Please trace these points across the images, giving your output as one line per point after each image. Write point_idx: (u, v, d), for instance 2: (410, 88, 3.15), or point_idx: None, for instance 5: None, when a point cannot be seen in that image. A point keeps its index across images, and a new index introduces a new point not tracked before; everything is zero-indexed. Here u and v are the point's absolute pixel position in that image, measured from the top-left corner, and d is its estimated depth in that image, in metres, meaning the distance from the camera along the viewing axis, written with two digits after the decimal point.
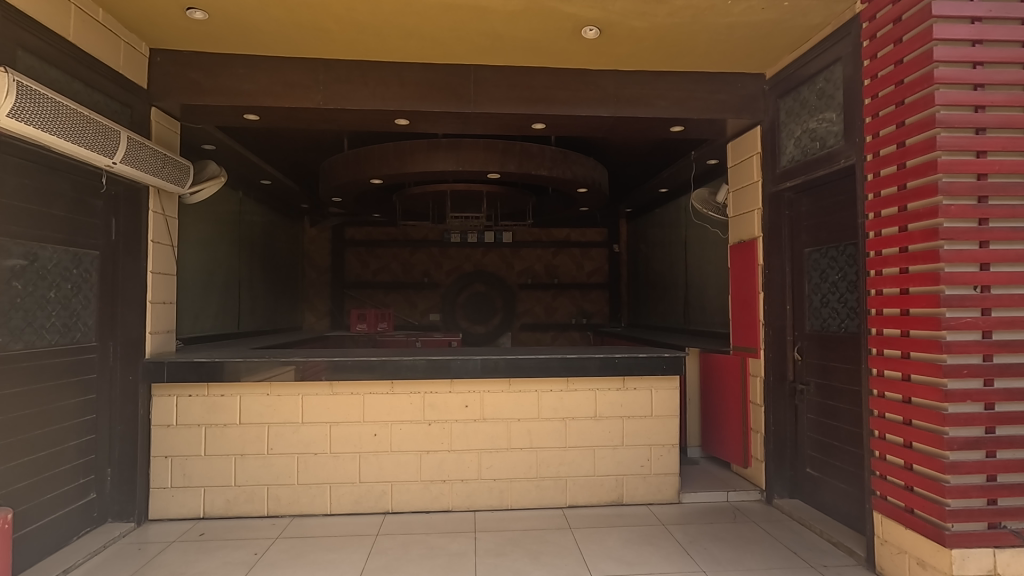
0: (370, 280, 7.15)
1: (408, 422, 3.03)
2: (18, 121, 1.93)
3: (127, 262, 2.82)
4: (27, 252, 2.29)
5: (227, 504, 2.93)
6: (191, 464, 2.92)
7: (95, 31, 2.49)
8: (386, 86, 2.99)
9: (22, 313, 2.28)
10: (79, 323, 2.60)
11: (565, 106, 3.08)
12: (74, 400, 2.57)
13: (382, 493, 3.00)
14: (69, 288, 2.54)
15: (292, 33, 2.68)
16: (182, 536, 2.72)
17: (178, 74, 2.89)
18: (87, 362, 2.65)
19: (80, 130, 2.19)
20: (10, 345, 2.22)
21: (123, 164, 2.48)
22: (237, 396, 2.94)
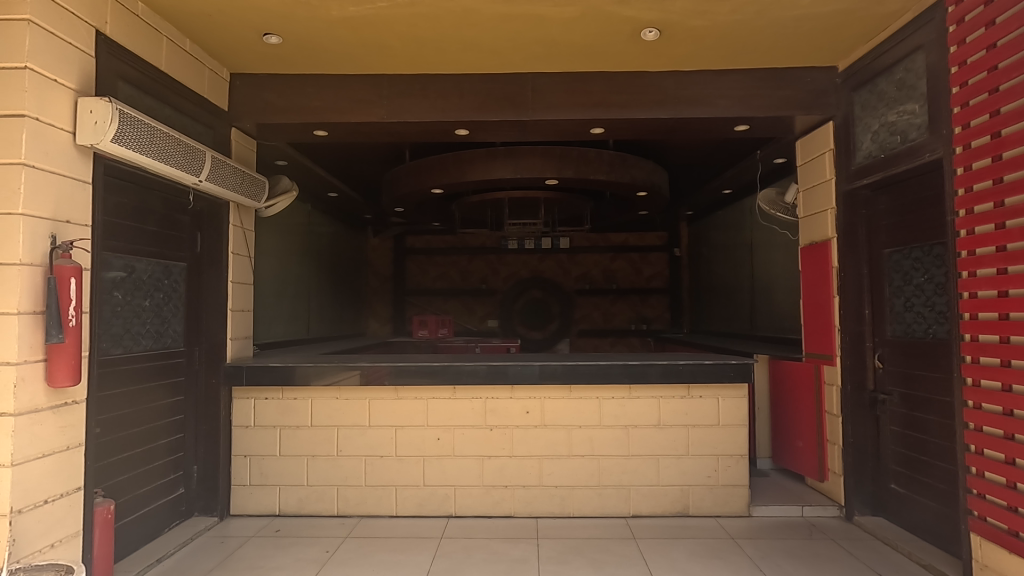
0: (430, 286, 7.32)
1: (470, 426, 3.06)
2: (119, 145, 2.11)
3: (212, 273, 3.03)
4: (125, 265, 2.49)
5: (299, 502, 3.07)
6: (267, 463, 3.08)
7: (183, 60, 2.69)
8: (445, 97, 3.07)
9: (122, 321, 2.48)
10: (169, 330, 2.81)
11: (623, 109, 3.05)
12: (164, 401, 2.77)
13: (444, 497, 3.06)
14: (161, 297, 2.75)
15: (356, 51, 2.80)
16: (259, 531, 2.87)
17: (254, 96, 3.08)
18: (175, 366, 2.85)
19: (171, 151, 2.37)
20: (111, 350, 2.41)
21: (207, 182, 2.67)
22: (308, 399, 3.07)
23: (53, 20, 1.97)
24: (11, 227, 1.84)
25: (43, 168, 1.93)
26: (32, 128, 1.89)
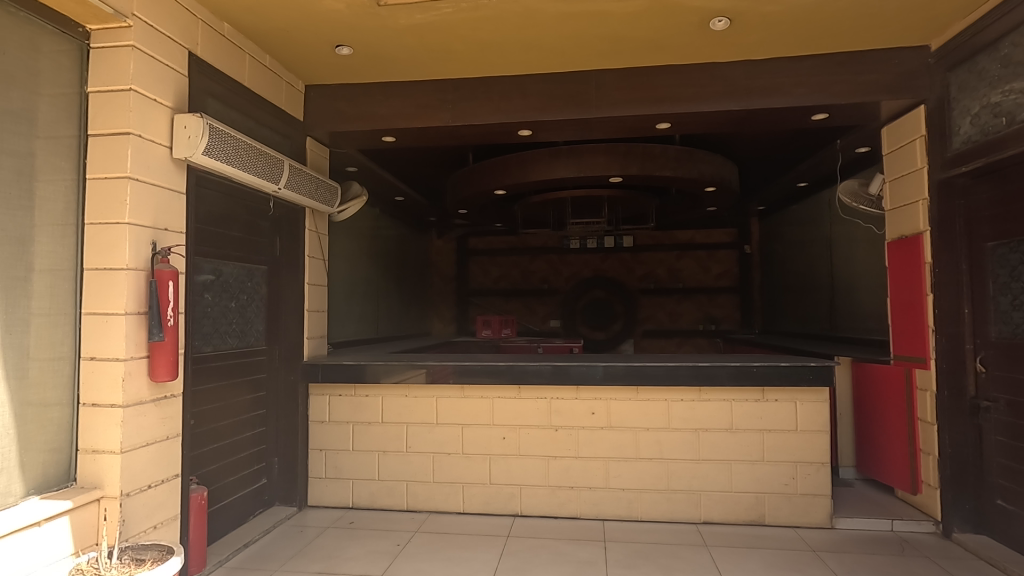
0: (492, 287, 7.40)
1: (535, 426, 3.07)
2: (210, 157, 2.26)
3: (290, 275, 3.19)
4: (214, 269, 2.67)
5: (371, 496, 3.18)
6: (342, 457, 3.21)
7: (264, 75, 2.85)
8: (508, 99, 3.09)
9: (211, 321, 2.66)
10: (253, 329, 2.99)
11: (691, 103, 2.96)
12: (248, 396, 2.95)
13: (510, 496, 3.08)
14: (245, 298, 2.93)
15: (423, 58, 2.87)
16: (335, 522, 3.00)
17: (327, 105, 3.22)
18: (257, 363, 3.03)
19: (254, 161, 2.52)
20: (203, 348, 2.60)
21: (286, 189, 2.81)
22: (379, 396, 3.18)
23: (152, 45, 2.15)
24: (119, 235, 2.02)
25: (145, 180, 2.10)
26: (136, 144, 2.06)
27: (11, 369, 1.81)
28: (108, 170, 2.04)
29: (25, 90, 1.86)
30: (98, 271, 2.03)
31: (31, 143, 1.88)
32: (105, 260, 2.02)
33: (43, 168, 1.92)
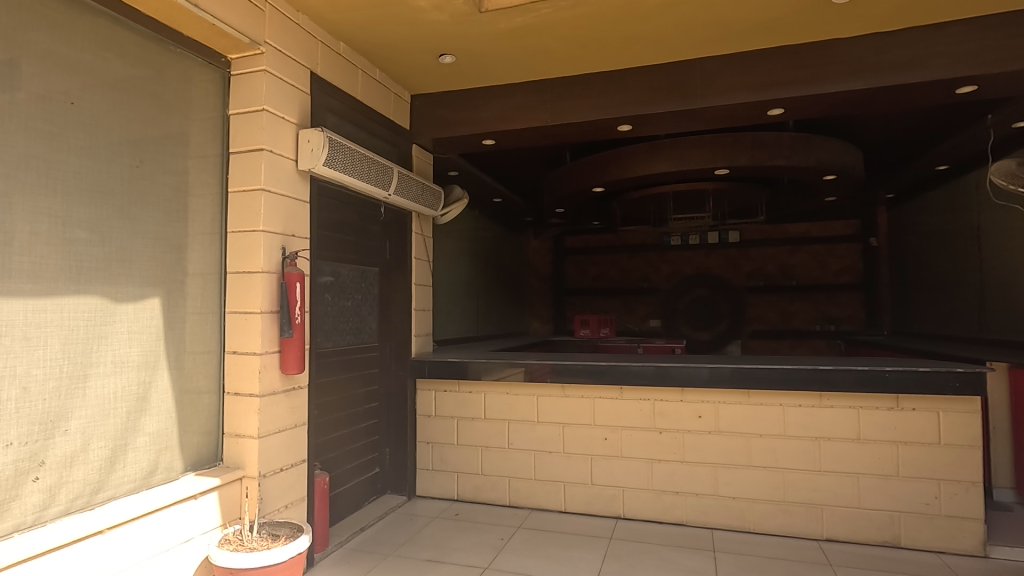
0: (589, 286, 7.34)
1: (638, 428, 3.00)
2: (330, 168, 2.45)
3: (398, 276, 3.37)
4: (332, 271, 2.89)
5: (475, 489, 3.28)
6: (447, 451, 3.34)
7: (374, 89, 3.03)
8: (607, 94, 3.04)
9: (330, 319, 2.87)
10: (366, 327, 3.19)
11: (808, 85, 2.74)
12: (363, 389, 3.16)
13: (612, 497, 3.03)
14: (360, 298, 3.13)
15: (522, 60, 2.91)
16: (441, 513, 3.13)
17: (431, 113, 3.37)
18: (371, 359, 3.23)
19: (367, 170, 2.70)
20: (324, 344, 2.82)
21: (395, 195, 2.98)
22: (481, 393, 3.27)
23: (281, 68, 2.36)
24: (255, 242, 2.24)
25: (275, 192, 2.32)
26: (268, 159, 2.28)
27: (171, 361, 2.08)
28: (245, 184, 2.27)
29: (180, 117, 2.12)
30: (238, 274, 2.27)
31: (184, 163, 2.14)
32: (244, 265, 2.26)
33: (194, 185, 2.18)
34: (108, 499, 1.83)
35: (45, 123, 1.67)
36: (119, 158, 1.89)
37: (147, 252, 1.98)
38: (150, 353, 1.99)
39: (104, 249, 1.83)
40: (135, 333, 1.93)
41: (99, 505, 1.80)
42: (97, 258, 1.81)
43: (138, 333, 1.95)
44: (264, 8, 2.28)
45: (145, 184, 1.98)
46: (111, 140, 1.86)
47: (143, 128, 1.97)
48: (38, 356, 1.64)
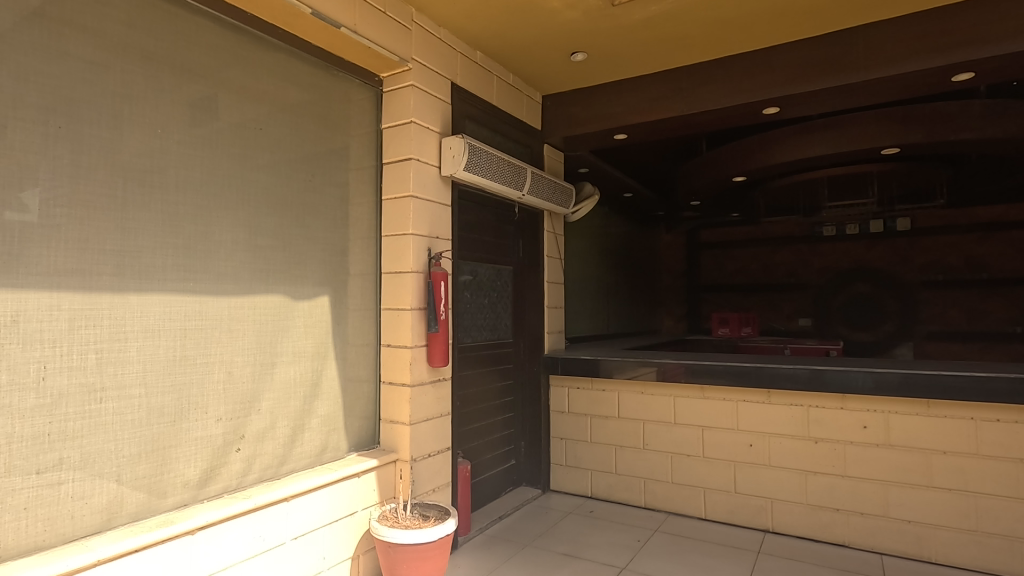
0: (728, 282, 6.90)
1: (788, 435, 2.76)
2: (470, 172, 2.58)
3: (531, 274, 3.44)
4: (471, 270, 3.04)
5: (609, 488, 3.25)
6: (581, 448, 3.35)
7: (508, 93, 3.13)
8: (750, 76, 2.83)
9: (470, 315, 3.03)
10: (502, 324, 3.31)
11: (1006, 42, 2.31)
12: (499, 383, 3.28)
13: (760, 509, 2.82)
14: (496, 296, 3.26)
15: (655, 49, 2.82)
16: (576, 509, 3.15)
17: (562, 112, 3.40)
18: (506, 355, 3.35)
19: (504, 172, 2.80)
20: (464, 339, 2.98)
21: (529, 195, 3.05)
22: (615, 391, 3.24)
23: (426, 82, 2.54)
24: (405, 244, 2.43)
25: (422, 198, 2.50)
26: (416, 167, 2.46)
27: (338, 352, 2.33)
28: (397, 192, 2.48)
29: (342, 134, 2.38)
30: (391, 275, 2.48)
31: (346, 175, 2.39)
32: (396, 265, 2.46)
33: (354, 194, 2.43)
34: (291, 470, 2.11)
35: (242, 147, 1.97)
36: (296, 174, 2.16)
37: (319, 255, 2.25)
38: (321, 345, 2.26)
39: (285, 254, 2.12)
40: (310, 326, 2.21)
41: (284, 475, 2.09)
42: (281, 262, 2.10)
43: (312, 326, 2.22)
44: (411, 27, 2.47)
45: (316, 196, 2.24)
46: (290, 159, 2.14)
47: (314, 146, 2.24)
48: (238, 344, 1.94)
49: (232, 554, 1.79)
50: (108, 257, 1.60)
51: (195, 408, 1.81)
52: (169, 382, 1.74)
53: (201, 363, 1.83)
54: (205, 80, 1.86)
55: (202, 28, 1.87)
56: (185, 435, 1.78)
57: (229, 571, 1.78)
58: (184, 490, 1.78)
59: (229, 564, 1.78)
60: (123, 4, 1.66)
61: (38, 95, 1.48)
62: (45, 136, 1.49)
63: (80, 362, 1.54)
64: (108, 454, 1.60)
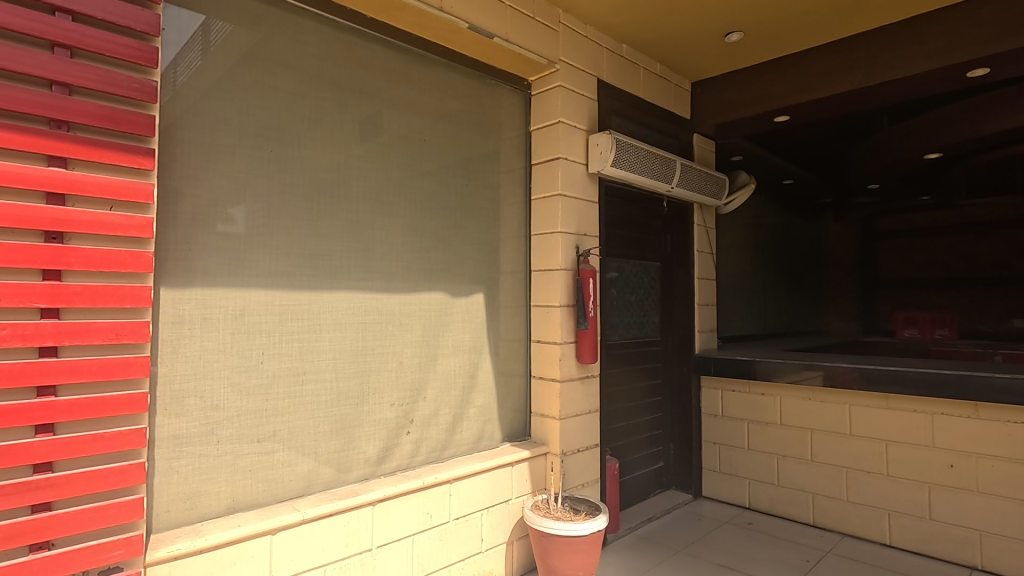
0: (915, 276, 5.89)
1: (1004, 458, 2.32)
2: (617, 168, 2.56)
3: (680, 270, 3.30)
4: (618, 266, 3.01)
5: (770, 500, 3.02)
6: (737, 455, 3.15)
7: (656, 83, 3.04)
8: (949, 35, 2.42)
9: (617, 313, 3.01)
10: (649, 322, 3.23)
11: None
12: (647, 383, 3.20)
13: (963, 541, 2.41)
14: (643, 293, 3.19)
15: (825, 18, 2.54)
16: (733, 519, 2.96)
17: (714, 98, 3.21)
18: (654, 354, 3.26)
19: (652, 166, 2.72)
20: (611, 336, 2.96)
21: (679, 188, 2.93)
22: (777, 396, 2.99)
23: (573, 81, 2.57)
24: (554, 243, 2.48)
25: (570, 196, 2.53)
26: (563, 166, 2.50)
27: (492, 346, 2.46)
28: (546, 191, 2.54)
29: (494, 139, 2.49)
30: (540, 272, 2.55)
31: (498, 178, 2.50)
32: (545, 263, 2.53)
33: (505, 195, 2.54)
34: (452, 455, 2.28)
35: (409, 157, 2.16)
36: (454, 179, 2.32)
37: (474, 255, 2.39)
38: (477, 340, 2.40)
39: (446, 254, 2.28)
40: (467, 322, 2.35)
41: (447, 459, 2.25)
42: (442, 261, 2.27)
43: (469, 321, 2.36)
44: (558, 28, 2.51)
45: (471, 198, 2.38)
46: (449, 166, 2.30)
47: (469, 152, 2.38)
48: (407, 337, 2.14)
49: (405, 526, 1.98)
50: (307, 260, 1.86)
51: (373, 393, 2.03)
52: (353, 369, 1.98)
53: (377, 353, 2.05)
54: (378, 99, 2.08)
55: (376, 53, 2.08)
56: (366, 417, 2.01)
57: (403, 542, 1.97)
58: (365, 465, 2.00)
59: (403, 535, 1.97)
60: (317, 40, 1.92)
61: (256, 125, 1.76)
62: (261, 159, 1.77)
63: (287, 349, 1.81)
64: (308, 430, 1.86)
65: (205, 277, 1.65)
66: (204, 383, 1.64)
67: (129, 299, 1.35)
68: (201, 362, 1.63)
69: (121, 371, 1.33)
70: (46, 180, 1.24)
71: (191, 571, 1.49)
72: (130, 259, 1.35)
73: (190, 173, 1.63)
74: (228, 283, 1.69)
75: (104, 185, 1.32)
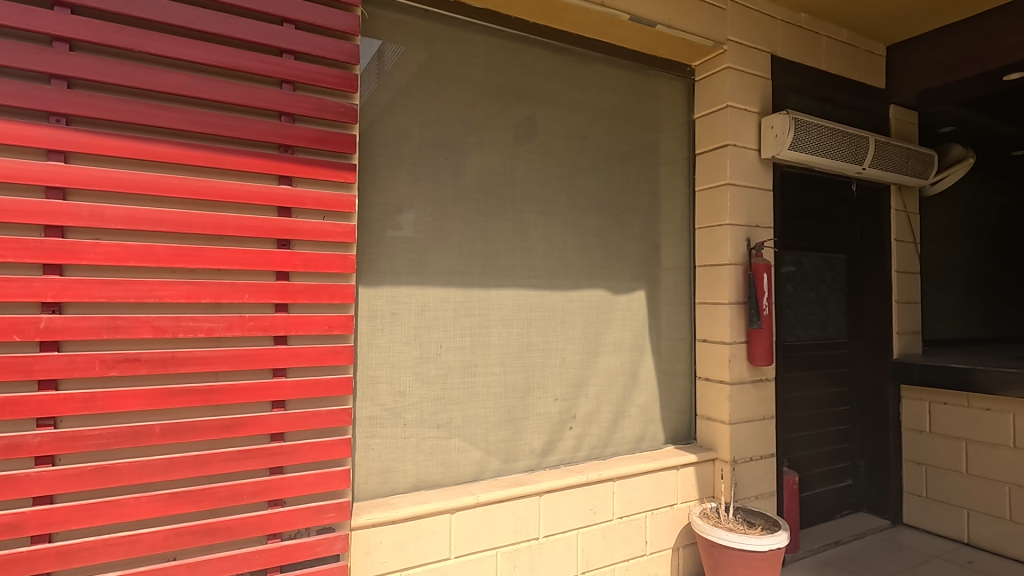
0: None
1: None
2: (795, 151, 2.32)
3: (873, 263, 2.89)
4: (794, 260, 2.78)
5: (999, 538, 2.53)
6: (951, 479, 2.68)
7: (841, 52, 2.70)
8: None
9: (794, 311, 2.77)
10: (833, 321, 2.90)
11: None
12: (831, 389, 2.88)
13: None
14: (825, 289, 2.88)
15: None
16: (945, 555, 2.53)
17: (918, 61, 2.75)
18: (839, 357, 2.92)
19: (838, 146, 2.42)
20: (787, 337, 2.74)
21: (872, 168, 2.56)
22: (1007, 412, 2.50)
23: (742, 61, 2.39)
24: (722, 236, 2.33)
25: (740, 185, 2.36)
26: (733, 153, 2.34)
27: (654, 345, 2.38)
28: (713, 181, 2.39)
29: (655, 131, 2.41)
30: (706, 268, 2.41)
31: (660, 170, 2.42)
32: (712, 258, 2.39)
33: (668, 188, 2.44)
34: (614, 453, 2.26)
35: (570, 156, 2.19)
36: (614, 175, 2.29)
37: (635, 251, 2.34)
38: (639, 338, 2.34)
39: (606, 251, 2.27)
40: (628, 319, 2.31)
41: (609, 457, 2.24)
42: (603, 258, 2.25)
43: (630, 319, 2.32)
44: (725, 6, 2.35)
45: (632, 193, 2.34)
46: (608, 162, 2.28)
47: (629, 145, 2.34)
48: (569, 334, 2.17)
49: (570, 520, 2.01)
50: (477, 259, 1.98)
51: (538, 387, 2.09)
52: (519, 363, 2.06)
53: (541, 348, 2.11)
54: (540, 102, 2.13)
55: (538, 57, 2.14)
56: (531, 410, 2.08)
57: (568, 535, 2.00)
58: (531, 456, 2.07)
59: (568, 528, 2.00)
60: (485, 51, 2.02)
61: (433, 136, 1.92)
62: (438, 167, 1.92)
63: (461, 343, 1.95)
64: (480, 419, 1.97)
65: (393, 277, 1.83)
66: (393, 371, 1.82)
67: (339, 295, 1.55)
68: (391, 353, 1.82)
69: (333, 358, 1.54)
70: (277, 196, 1.48)
71: (386, 539, 1.68)
72: (338, 261, 1.55)
73: (381, 184, 1.82)
74: (412, 281, 1.87)
75: (320, 199, 1.53)
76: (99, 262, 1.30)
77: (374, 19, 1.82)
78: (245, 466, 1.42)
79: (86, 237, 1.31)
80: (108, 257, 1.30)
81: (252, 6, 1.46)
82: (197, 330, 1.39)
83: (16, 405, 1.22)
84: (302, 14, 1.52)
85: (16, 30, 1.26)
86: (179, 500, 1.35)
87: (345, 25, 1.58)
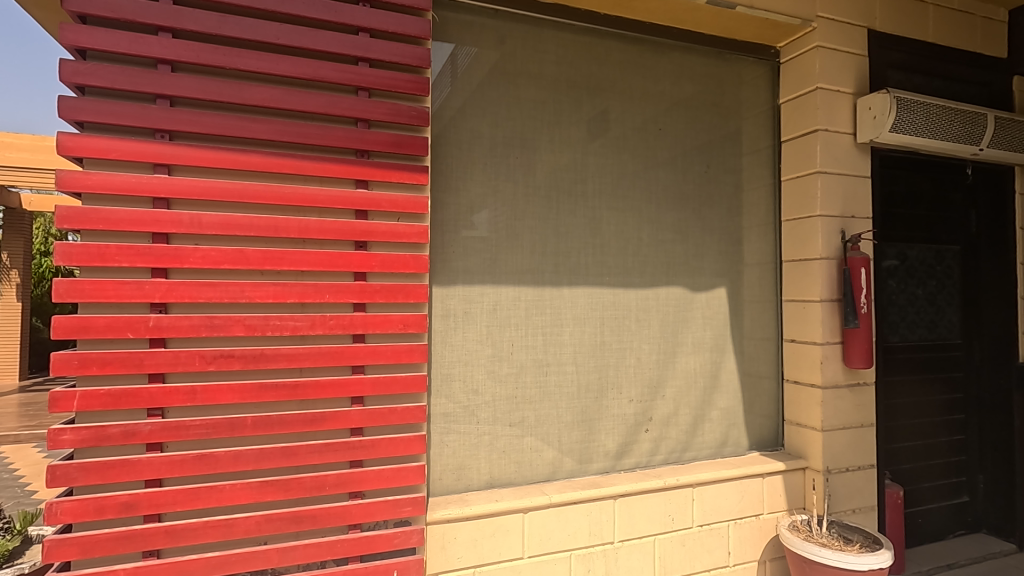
0: None
1: None
2: (897, 133, 2.11)
3: (993, 255, 2.57)
4: (898, 253, 2.56)
5: None
6: None
7: (952, 21, 2.42)
8: None
9: (897, 309, 2.55)
10: (945, 320, 2.62)
11: None
12: (942, 396, 2.61)
13: None
14: (935, 285, 2.62)
15: None
16: None
17: None
18: (952, 361, 2.64)
19: (948, 125, 2.18)
20: (889, 337, 2.53)
21: (990, 149, 2.28)
22: None
23: (833, 38, 2.21)
24: (812, 228, 2.17)
25: (832, 172, 2.18)
26: (824, 139, 2.17)
27: (736, 345, 2.26)
28: (800, 169, 2.22)
29: (736, 119, 2.29)
30: (794, 262, 2.25)
31: (742, 160, 2.29)
32: (801, 252, 2.22)
33: (751, 179, 2.30)
34: (694, 458, 2.16)
35: (644, 148, 2.11)
36: (692, 167, 2.19)
37: (715, 246, 2.22)
38: (720, 337, 2.23)
39: (684, 246, 2.17)
40: (709, 318, 2.21)
41: (688, 462, 2.15)
42: (681, 255, 2.16)
43: (710, 318, 2.21)
44: None
45: (712, 186, 2.22)
46: (686, 153, 2.18)
47: (709, 136, 2.22)
48: (645, 333, 2.10)
49: (648, 525, 1.94)
50: (550, 257, 1.96)
51: (613, 388, 2.04)
52: (593, 363, 2.02)
53: (616, 348, 2.05)
54: (613, 95, 2.07)
55: (611, 48, 2.09)
56: (606, 411, 2.03)
57: (646, 540, 1.94)
58: (605, 458, 2.03)
59: (645, 534, 1.94)
60: (555, 47, 2.00)
61: (505, 135, 1.92)
62: (510, 166, 1.92)
63: (533, 342, 1.94)
64: (553, 419, 1.96)
65: (466, 276, 1.85)
66: (467, 369, 1.85)
67: (413, 295, 1.58)
68: (465, 351, 1.85)
69: (408, 356, 1.57)
70: (355, 200, 1.54)
71: (460, 535, 1.70)
72: (412, 261, 1.58)
73: (454, 184, 1.85)
74: (485, 280, 1.88)
75: (394, 201, 1.57)
76: (198, 265, 1.40)
77: (446, 23, 1.85)
78: (328, 458, 1.48)
79: (187, 242, 1.42)
80: (206, 260, 1.41)
81: (330, 18, 1.52)
82: (283, 329, 1.47)
83: (130, 396, 1.35)
84: (376, 22, 1.57)
85: (127, 56, 1.39)
86: (269, 488, 1.43)
87: (418, 30, 1.61)
